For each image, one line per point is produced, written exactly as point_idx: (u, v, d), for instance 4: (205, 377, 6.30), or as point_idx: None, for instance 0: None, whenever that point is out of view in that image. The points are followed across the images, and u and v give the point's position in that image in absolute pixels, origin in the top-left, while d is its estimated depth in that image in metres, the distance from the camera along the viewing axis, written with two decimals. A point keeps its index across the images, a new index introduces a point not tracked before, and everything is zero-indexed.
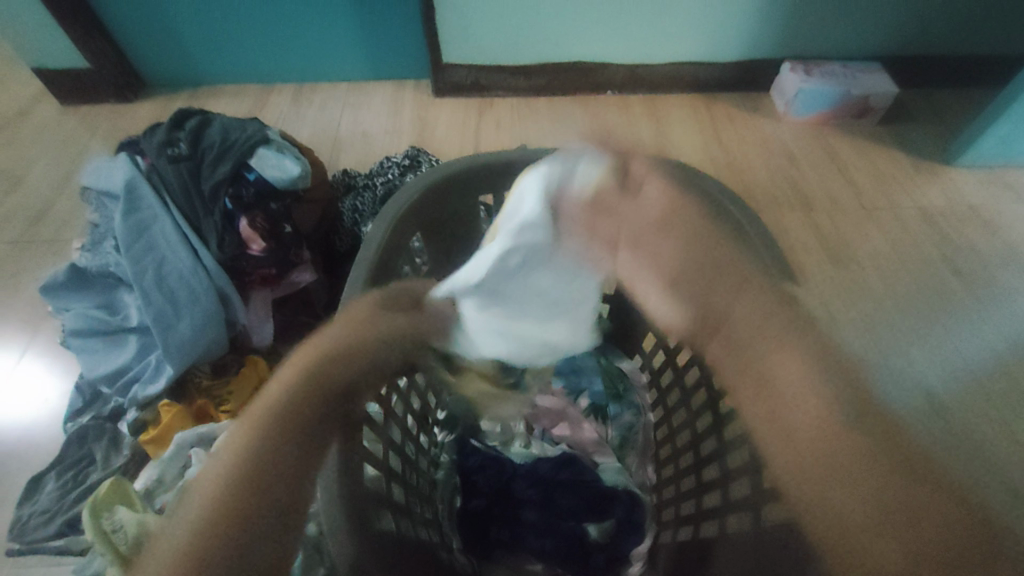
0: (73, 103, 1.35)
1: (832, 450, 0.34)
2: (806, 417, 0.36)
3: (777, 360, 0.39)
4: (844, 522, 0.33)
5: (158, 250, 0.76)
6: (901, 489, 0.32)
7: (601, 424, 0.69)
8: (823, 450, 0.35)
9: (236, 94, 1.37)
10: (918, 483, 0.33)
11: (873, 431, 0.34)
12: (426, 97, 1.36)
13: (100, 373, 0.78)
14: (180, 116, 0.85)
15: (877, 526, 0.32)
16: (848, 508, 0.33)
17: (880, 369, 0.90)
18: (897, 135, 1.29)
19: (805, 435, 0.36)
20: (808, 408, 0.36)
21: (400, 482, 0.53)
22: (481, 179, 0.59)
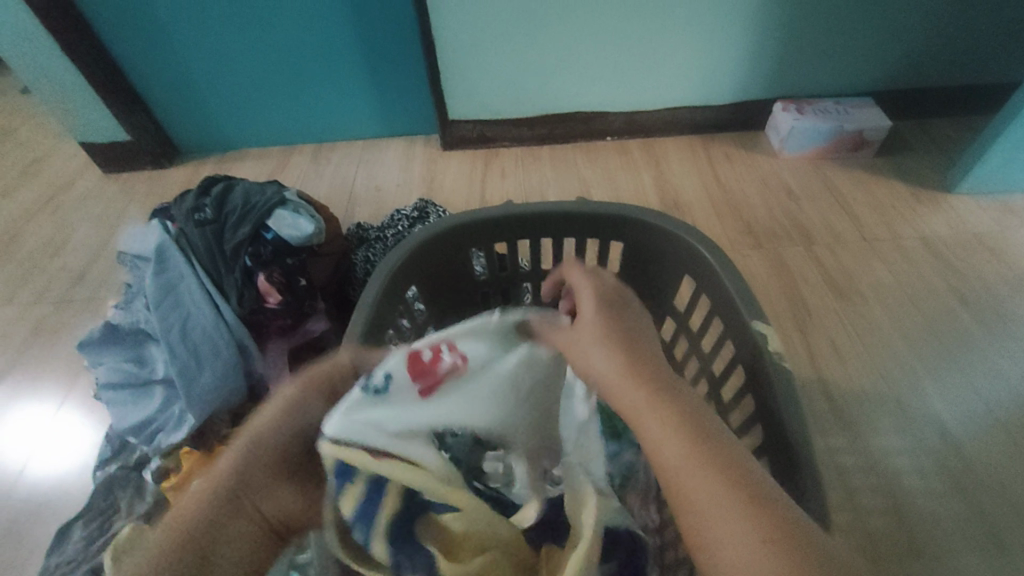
0: (114, 171, 1.47)
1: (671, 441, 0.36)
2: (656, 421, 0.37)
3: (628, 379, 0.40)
4: (692, 524, 0.33)
5: (183, 306, 0.82)
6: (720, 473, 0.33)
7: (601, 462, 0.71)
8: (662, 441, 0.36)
9: (260, 156, 1.48)
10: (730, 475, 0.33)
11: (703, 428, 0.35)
12: (434, 151, 1.44)
13: (127, 424, 0.83)
14: (207, 183, 0.93)
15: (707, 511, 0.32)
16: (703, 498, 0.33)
17: (889, 402, 0.89)
18: (896, 166, 1.30)
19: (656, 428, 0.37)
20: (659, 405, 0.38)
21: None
22: (475, 231, 0.63)
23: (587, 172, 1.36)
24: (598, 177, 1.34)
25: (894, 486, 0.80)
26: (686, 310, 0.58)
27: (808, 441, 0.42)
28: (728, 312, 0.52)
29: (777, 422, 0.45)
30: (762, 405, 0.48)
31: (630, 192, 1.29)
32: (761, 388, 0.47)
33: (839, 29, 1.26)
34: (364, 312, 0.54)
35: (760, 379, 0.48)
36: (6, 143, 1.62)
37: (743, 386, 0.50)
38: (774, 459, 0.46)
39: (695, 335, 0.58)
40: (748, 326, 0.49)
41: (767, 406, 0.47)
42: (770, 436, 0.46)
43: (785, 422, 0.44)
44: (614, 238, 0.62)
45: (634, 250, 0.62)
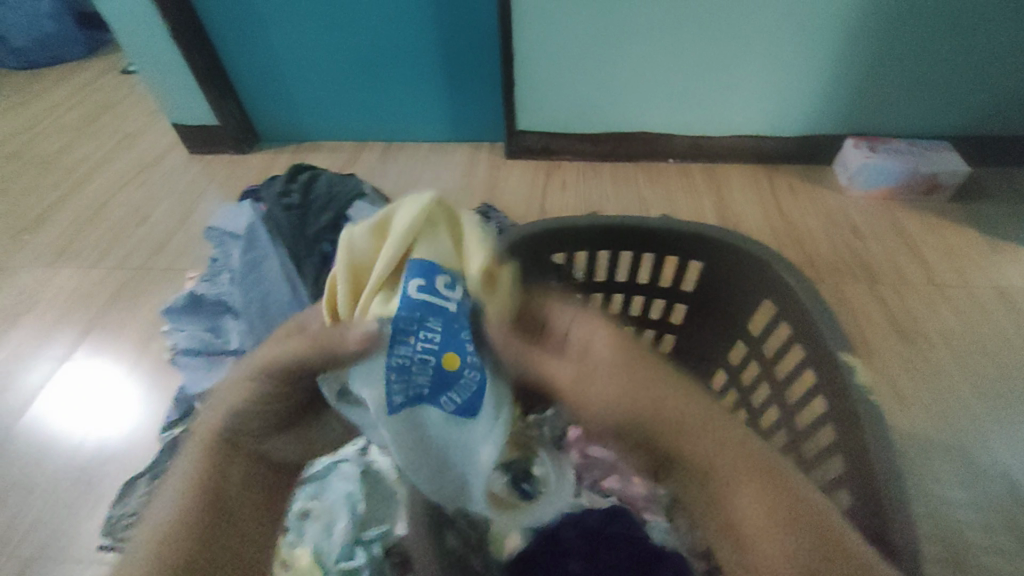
0: (198, 152, 1.57)
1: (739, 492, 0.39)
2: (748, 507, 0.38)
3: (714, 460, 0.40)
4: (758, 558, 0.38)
5: (265, 284, 0.87)
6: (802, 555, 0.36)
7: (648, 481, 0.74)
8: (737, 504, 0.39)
9: (332, 150, 1.55)
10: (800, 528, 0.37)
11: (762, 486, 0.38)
12: (498, 158, 1.48)
13: (200, 389, 0.88)
14: (293, 171, 0.99)
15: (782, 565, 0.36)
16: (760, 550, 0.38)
17: (954, 454, 0.86)
18: (970, 212, 1.26)
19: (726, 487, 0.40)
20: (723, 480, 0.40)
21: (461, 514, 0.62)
22: (558, 235, 0.63)
23: (647, 192, 1.36)
24: (658, 197, 1.34)
25: (954, 542, 0.77)
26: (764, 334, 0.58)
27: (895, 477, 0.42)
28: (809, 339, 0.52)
29: (860, 457, 0.45)
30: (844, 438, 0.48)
31: (690, 215, 1.29)
32: (844, 420, 0.47)
33: (922, 69, 1.24)
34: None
35: (840, 408, 0.47)
36: (105, 118, 1.75)
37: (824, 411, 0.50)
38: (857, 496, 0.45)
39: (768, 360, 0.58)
40: (831, 355, 0.49)
41: (850, 439, 0.46)
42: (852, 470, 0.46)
43: (868, 454, 0.44)
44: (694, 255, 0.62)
45: (713, 270, 0.62)
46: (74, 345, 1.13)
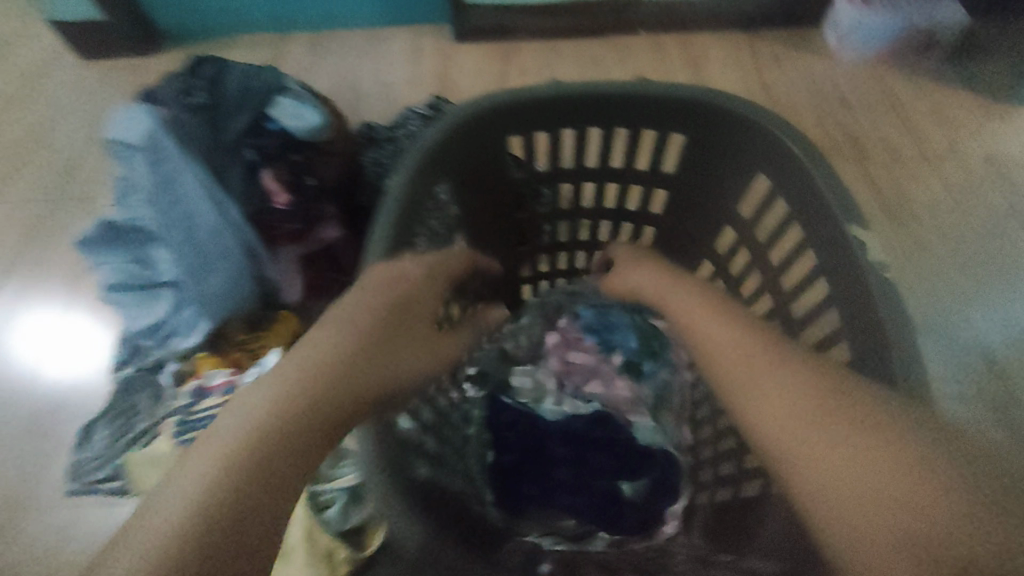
0: (90, 58, 1.32)
1: (786, 421, 0.37)
2: (810, 432, 0.36)
3: (766, 385, 0.40)
4: (800, 482, 0.35)
5: (185, 203, 0.73)
6: (851, 445, 0.34)
7: (635, 382, 0.70)
8: (798, 429, 0.37)
9: (252, 45, 1.32)
10: (878, 444, 0.33)
11: (817, 406, 0.37)
12: (446, 42, 1.29)
13: (139, 328, 0.79)
14: (194, 64, 0.81)
15: (849, 492, 0.32)
16: (825, 470, 0.34)
17: (929, 325, 0.86)
18: (963, 71, 1.17)
19: (796, 430, 0.37)
20: (823, 404, 0.37)
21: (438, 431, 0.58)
22: (512, 113, 0.53)
23: (619, 72, 1.22)
24: (631, 78, 1.20)
25: None
26: (761, 209, 0.50)
27: (912, 361, 0.37)
28: (808, 214, 0.46)
29: (876, 340, 0.40)
30: (855, 323, 0.42)
31: None
32: (851, 305, 0.42)
33: None
34: (383, 222, 0.47)
35: (851, 283, 0.42)
36: None
37: (831, 292, 0.44)
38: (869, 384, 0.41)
39: (762, 242, 0.51)
40: (839, 227, 0.43)
41: (861, 321, 0.41)
42: (864, 358, 0.40)
43: (885, 333, 0.39)
44: (677, 129, 0.52)
45: (699, 145, 0.53)
46: None
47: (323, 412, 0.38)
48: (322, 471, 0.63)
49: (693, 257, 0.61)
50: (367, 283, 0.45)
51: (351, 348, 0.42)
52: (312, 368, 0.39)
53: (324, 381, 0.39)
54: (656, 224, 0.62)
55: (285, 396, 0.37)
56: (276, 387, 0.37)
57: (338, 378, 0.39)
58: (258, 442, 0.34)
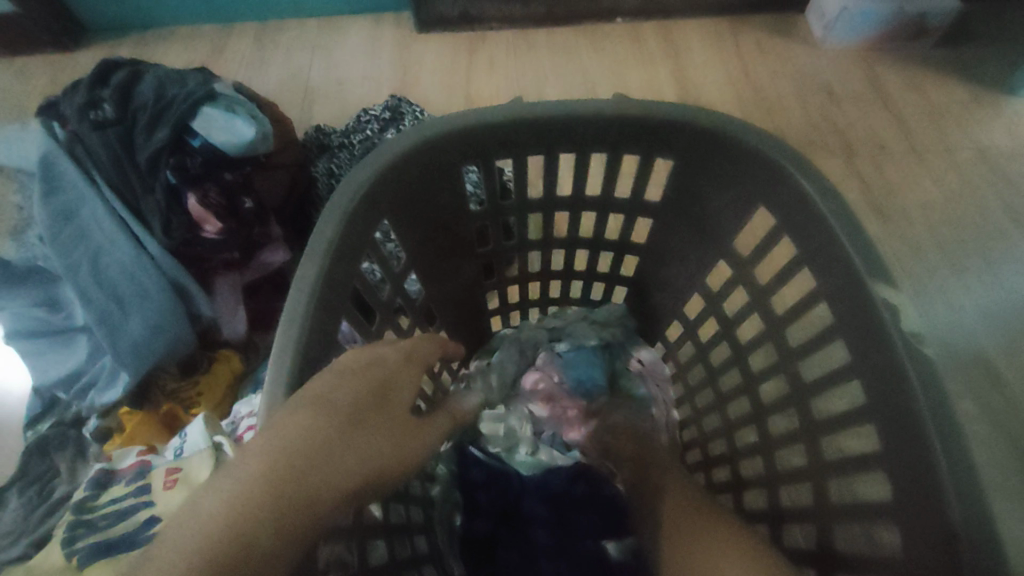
0: (4, 54, 1.17)
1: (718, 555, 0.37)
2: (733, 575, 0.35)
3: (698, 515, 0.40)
4: None
5: (91, 239, 0.64)
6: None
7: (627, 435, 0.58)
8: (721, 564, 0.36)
9: (189, 38, 1.19)
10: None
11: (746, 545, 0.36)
12: (407, 34, 1.17)
13: (51, 380, 0.69)
14: (102, 69, 0.70)
15: None
16: None
17: (929, 339, 0.80)
18: (954, 60, 1.11)
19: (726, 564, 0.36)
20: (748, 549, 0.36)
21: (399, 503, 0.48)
22: (467, 137, 0.44)
23: (594, 64, 1.12)
24: (607, 70, 1.11)
25: None
26: (766, 243, 0.42)
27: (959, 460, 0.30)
28: (822, 259, 0.38)
29: (907, 423, 0.33)
30: (883, 397, 0.35)
31: (646, 91, 1.08)
32: (878, 374, 0.35)
33: None
34: (309, 287, 0.36)
35: (877, 351, 0.35)
36: None
37: (854, 353, 0.37)
38: (899, 474, 0.33)
39: (763, 287, 0.44)
40: (861, 285, 0.36)
41: (890, 398, 0.34)
42: (896, 440, 0.34)
43: (921, 419, 0.32)
44: (662, 151, 0.44)
45: (687, 172, 0.45)
46: None
47: (280, 515, 0.27)
48: None
49: (681, 290, 0.54)
50: (278, 347, 0.35)
51: (333, 427, 0.31)
52: (271, 458, 0.29)
53: (288, 473, 0.29)
54: (640, 251, 0.54)
55: (239, 493, 0.27)
56: (230, 483, 0.28)
57: (313, 454, 0.30)
58: (203, 564, 0.25)
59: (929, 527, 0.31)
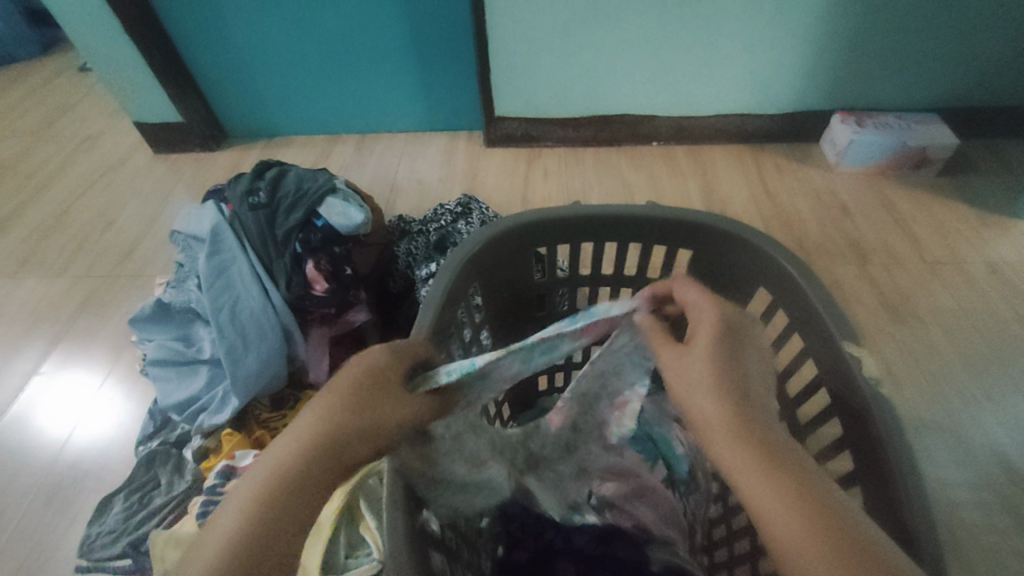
0: (164, 151, 1.50)
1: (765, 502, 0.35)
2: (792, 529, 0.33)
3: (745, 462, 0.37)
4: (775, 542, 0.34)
5: (234, 288, 0.82)
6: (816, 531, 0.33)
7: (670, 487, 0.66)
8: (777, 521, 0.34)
9: (305, 144, 1.49)
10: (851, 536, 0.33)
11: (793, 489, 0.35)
12: (478, 147, 1.43)
13: (172, 402, 0.84)
14: (260, 167, 0.94)
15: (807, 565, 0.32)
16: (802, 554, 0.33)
17: (947, 435, 0.85)
18: (958, 186, 1.24)
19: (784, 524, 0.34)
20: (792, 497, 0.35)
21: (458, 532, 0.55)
22: (535, 228, 0.60)
23: (633, 177, 1.32)
24: (643, 182, 1.31)
25: (954, 524, 0.76)
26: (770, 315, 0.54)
27: (914, 486, 0.39)
28: (808, 327, 0.50)
29: (875, 453, 0.42)
30: (852, 430, 0.45)
31: (676, 200, 1.25)
32: (851, 416, 0.45)
33: (909, 41, 1.21)
34: (427, 317, 0.50)
35: (851, 399, 0.45)
36: (65, 118, 1.65)
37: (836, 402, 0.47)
38: (869, 487, 0.43)
39: None
40: (836, 347, 0.47)
41: (865, 437, 0.44)
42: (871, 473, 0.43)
43: (884, 449, 0.42)
44: (682, 244, 0.59)
45: (702, 261, 0.60)
46: (44, 354, 1.09)
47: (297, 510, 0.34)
48: (336, 559, 0.57)
49: None
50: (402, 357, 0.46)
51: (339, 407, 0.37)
52: (304, 433, 0.36)
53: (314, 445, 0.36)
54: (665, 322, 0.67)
55: (281, 460, 0.35)
56: (276, 453, 0.35)
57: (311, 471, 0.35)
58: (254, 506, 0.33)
59: (894, 524, 0.40)
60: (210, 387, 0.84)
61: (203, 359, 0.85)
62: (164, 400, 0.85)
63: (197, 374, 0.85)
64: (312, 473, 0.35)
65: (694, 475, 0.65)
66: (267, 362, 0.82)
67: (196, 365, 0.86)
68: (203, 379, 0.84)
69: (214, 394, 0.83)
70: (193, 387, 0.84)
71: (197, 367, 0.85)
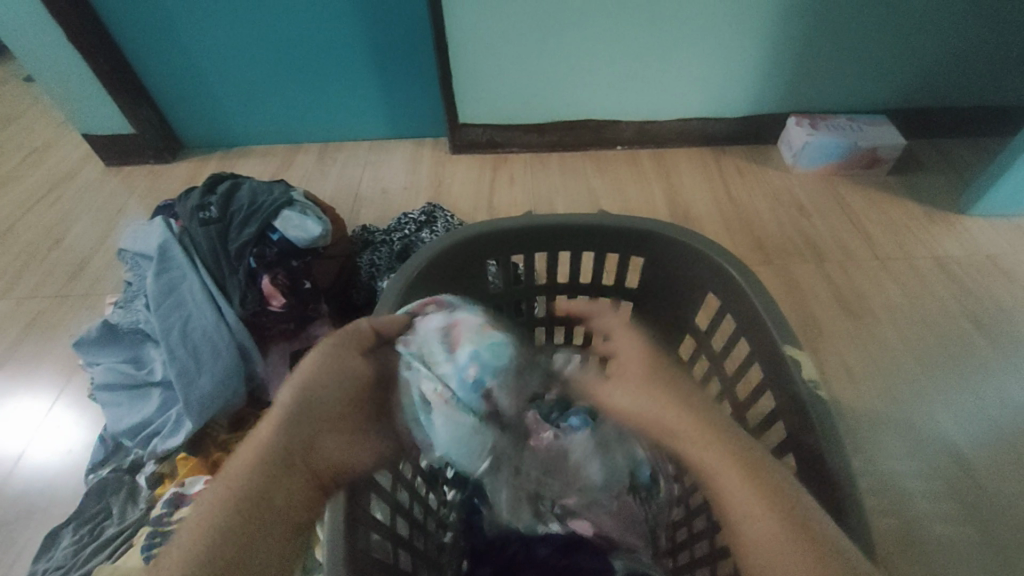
0: (116, 164, 1.44)
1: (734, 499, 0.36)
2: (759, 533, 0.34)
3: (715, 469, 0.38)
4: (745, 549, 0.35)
5: (185, 307, 0.80)
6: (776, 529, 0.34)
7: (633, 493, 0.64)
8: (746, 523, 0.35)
9: (265, 154, 1.46)
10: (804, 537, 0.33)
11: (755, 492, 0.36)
12: (442, 154, 1.42)
13: (122, 427, 0.80)
14: (213, 180, 0.91)
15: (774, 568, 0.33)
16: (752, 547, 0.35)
17: (901, 428, 0.87)
18: (907, 184, 1.29)
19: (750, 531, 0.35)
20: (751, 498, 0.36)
21: (407, 550, 0.53)
22: (487, 239, 0.59)
23: (597, 182, 1.33)
24: (607, 186, 1.32)
25: (908, 516, 0.79)
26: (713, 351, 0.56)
27: (851, 486, 0.40)
28: (755, 332, 0.51)
29: (817, 456, 0.43)
30: (796, 431, 0.46)
31: (640, 203, 1.27)
32: (795, 419, 0.46)
33: (856, 45, 1.26)
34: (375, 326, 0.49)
35: (794, 402, 0.46)
36: (7, 130, 1.58)
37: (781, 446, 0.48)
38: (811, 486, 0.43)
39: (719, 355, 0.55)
40: (779, 351, 0.48)
41: (807, 441, 0.44)
42: (815, 494, 0.43)
43: (824, 453, 0.42)
44: (634, 251, 0.59)
45: (656, 267, 0.60)
46: None
47: (257, 519, 0.36)
48: None
49: None
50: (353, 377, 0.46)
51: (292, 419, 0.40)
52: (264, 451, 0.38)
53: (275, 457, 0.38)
54: None
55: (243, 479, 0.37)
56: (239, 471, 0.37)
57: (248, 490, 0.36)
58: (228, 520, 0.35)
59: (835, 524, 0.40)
60: (161, 409, 0.81)
61: (154, 381, 0.82)
62: (113, 426, 0.81)
63: (148, 397, 0.82)
64: (280, 485, 0.37)
65: (656, 479, 0.65)
66: (220, 380, 0.79)
67: (147, 387, 0.82)
68: (155, 402, 0.81)
69: (167, 418, 0.80)
70: (145, 411, 0.81)
71: (147, 390, 0.82)
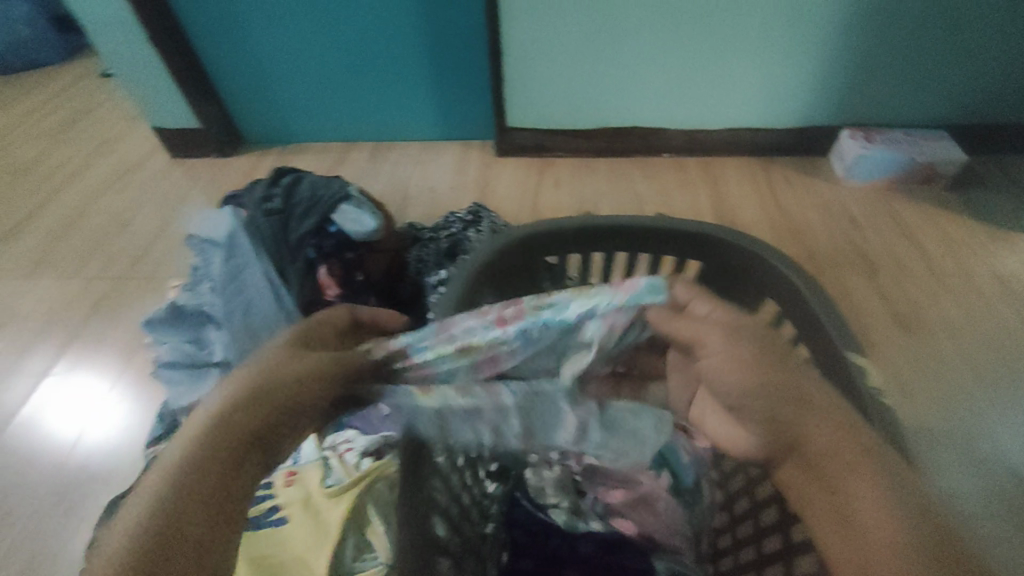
0: (182, 156, 1.53)
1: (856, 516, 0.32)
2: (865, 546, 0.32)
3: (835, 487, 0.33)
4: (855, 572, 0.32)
5: (246, 292, 0.81)
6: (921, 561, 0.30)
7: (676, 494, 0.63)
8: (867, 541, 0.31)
9: (319, 151, 1.52)
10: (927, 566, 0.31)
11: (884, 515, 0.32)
12: (489, 156, 1.45)
13: (182, 404, 0.84)
14: (277, 173, 0.96)
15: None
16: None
17: (958, 450, 0.84)
18: (968, 201, 1.24)
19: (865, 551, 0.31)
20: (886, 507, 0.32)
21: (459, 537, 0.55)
22: (547, 237, 0.61)
23: (642, 188, 1.33)
24: (652, 193, 1.32)
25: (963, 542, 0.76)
26: None
27: None
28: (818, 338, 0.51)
29: None
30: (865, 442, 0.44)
31: (685, 210, 1.26)
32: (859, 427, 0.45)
33: (920, 57, 1.22)
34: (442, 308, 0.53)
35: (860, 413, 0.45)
36: (84, 122, 1.69)
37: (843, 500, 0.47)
38: None
39: None
40: (843, 357, 0.48)
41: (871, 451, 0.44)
42: None
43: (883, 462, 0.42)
44: (691, 255, 0.60)
45: (715, 270, 0.59)
46: (55, 358, 1.10)
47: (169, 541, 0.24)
48: (344, 561, 0.56)
49: None
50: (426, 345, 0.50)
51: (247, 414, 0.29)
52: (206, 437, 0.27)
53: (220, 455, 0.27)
54: None
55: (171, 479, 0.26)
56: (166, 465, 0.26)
57: (212, 457, 0.27)
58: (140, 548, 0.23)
59: None
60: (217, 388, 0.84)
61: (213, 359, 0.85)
62: (174, 402, 0.85)
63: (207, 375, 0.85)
64: (206, 496, 0.26)
65: (700, 484, 0.63)
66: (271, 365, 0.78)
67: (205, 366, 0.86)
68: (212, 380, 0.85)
69: None
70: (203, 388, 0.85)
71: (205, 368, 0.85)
